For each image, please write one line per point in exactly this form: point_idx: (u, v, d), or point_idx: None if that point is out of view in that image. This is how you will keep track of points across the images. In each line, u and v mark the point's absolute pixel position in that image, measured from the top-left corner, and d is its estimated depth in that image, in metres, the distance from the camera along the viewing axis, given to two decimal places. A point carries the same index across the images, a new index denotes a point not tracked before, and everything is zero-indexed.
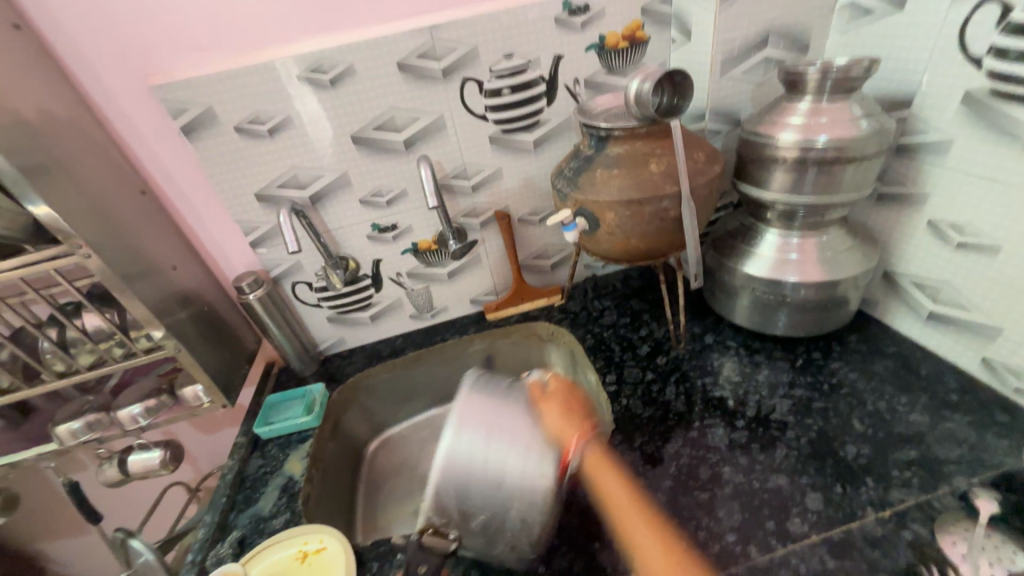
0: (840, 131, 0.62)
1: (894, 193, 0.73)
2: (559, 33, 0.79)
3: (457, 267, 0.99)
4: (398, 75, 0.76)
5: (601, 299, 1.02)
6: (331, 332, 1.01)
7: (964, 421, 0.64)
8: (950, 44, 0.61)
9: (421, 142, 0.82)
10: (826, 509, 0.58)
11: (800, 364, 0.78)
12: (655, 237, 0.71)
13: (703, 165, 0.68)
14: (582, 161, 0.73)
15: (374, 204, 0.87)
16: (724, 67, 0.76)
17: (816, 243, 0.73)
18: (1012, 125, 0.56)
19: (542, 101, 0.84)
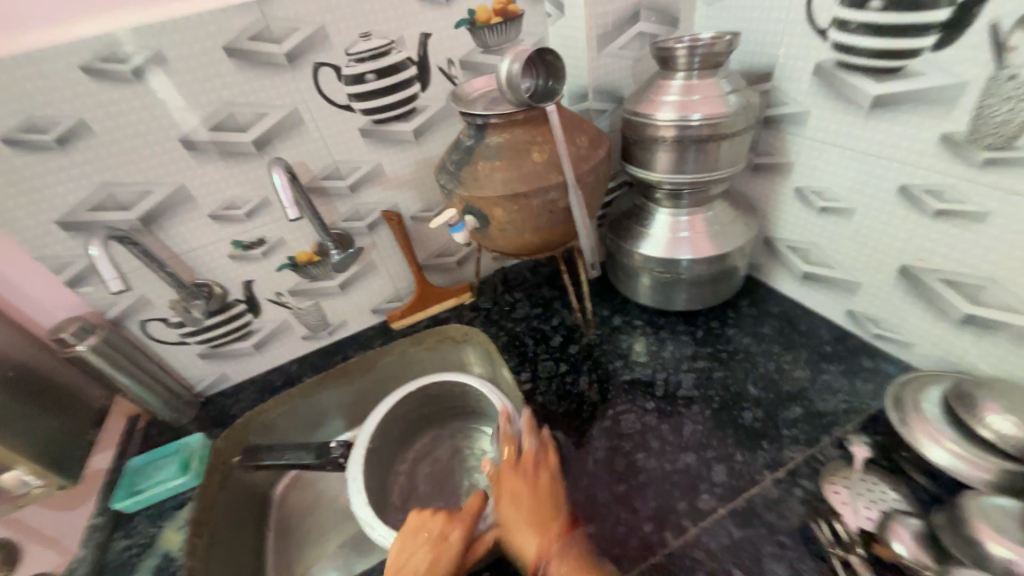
0: (711, 108, 0.62)
1: (766, 163, 0.76)
2: (421, 8, 0.70)
3: (349, 277, 0.89)
4: (229, 62, 0.63)
5: (512, 292, 0.98)
6: (207, 370, 0.87)
7: (837, 371, 0.71)
8: (800, 15, 0.62)
9: (275, 141, 0.70)
10: (730, 479, 0.60)
11: (700, 335, 0.80)
12: (548, 230, 0.67)
13: (587, 150, 0.65)
14: (464, 153, 0.67)
15: (230, 218, 0.73)
16: (601, 43, 0.73)
17: (704, 218, 0.75)
18: (857, 94, 0.59)
19: (415, 86, 0.75)
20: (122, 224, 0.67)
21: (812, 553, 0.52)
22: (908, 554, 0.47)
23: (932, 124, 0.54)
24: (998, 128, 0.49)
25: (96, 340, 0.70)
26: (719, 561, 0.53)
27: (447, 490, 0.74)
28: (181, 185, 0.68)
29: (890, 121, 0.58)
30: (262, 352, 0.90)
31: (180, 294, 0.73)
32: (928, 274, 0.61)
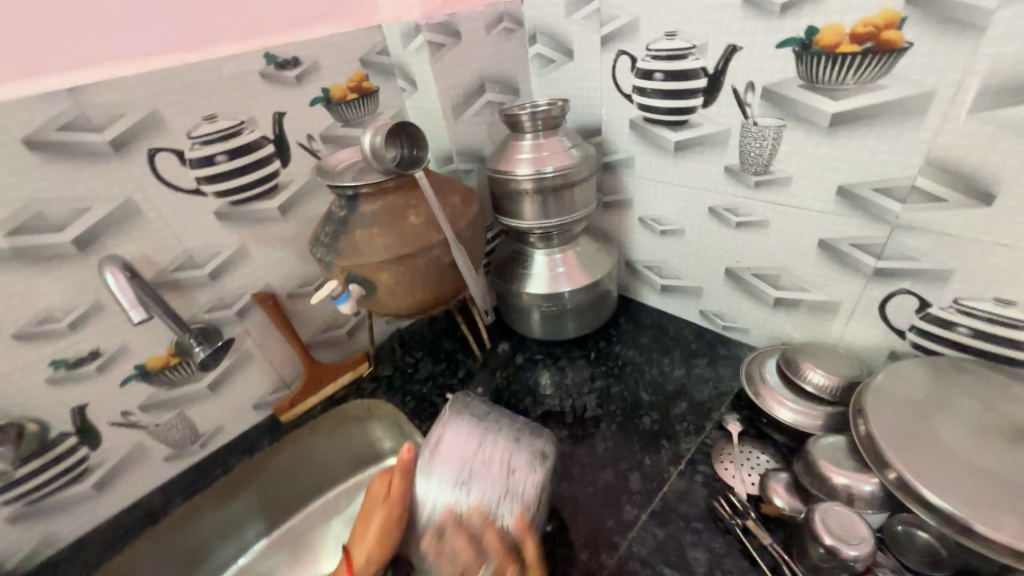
0: (560, 161, 0.72)
1: (613, 200, 0.89)
2: (270, 88, 0.69)
3: (220, 374, 0.78)
4: (31, 156, 0.54)
5: (412, 352, 0.96)
6: (22, 536, 0.66)
7: (704, 363, 0.83)
8: (611, 85, 0.77)
9: (104, 236, 0.61)
10: (645, 484, 0.65)
11: (593, 357, 0.88)
12: (437, 285, 0.68)
13: (460, 208, 0.69)
14: (337, 224, 0.66)
15: (45, 333, 0.60)
16: (455, 113, 0.81)
17: (574, 253, 0.84)
18: (662, 141, 0.75)
19: (275, 163, 0.73)
20: None
21: (721, 529, 0.58)
22: (786, 505, 0.56)
23: (716, 160, 0.70)
24: (756, 160, 0.66)
25: None
26: (652, 565, 0.56)
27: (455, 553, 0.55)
28: None
29: (689, 159, 0.73)
30: (108, 490, 0.72)
31: None
32: (744, 272, 0.77)
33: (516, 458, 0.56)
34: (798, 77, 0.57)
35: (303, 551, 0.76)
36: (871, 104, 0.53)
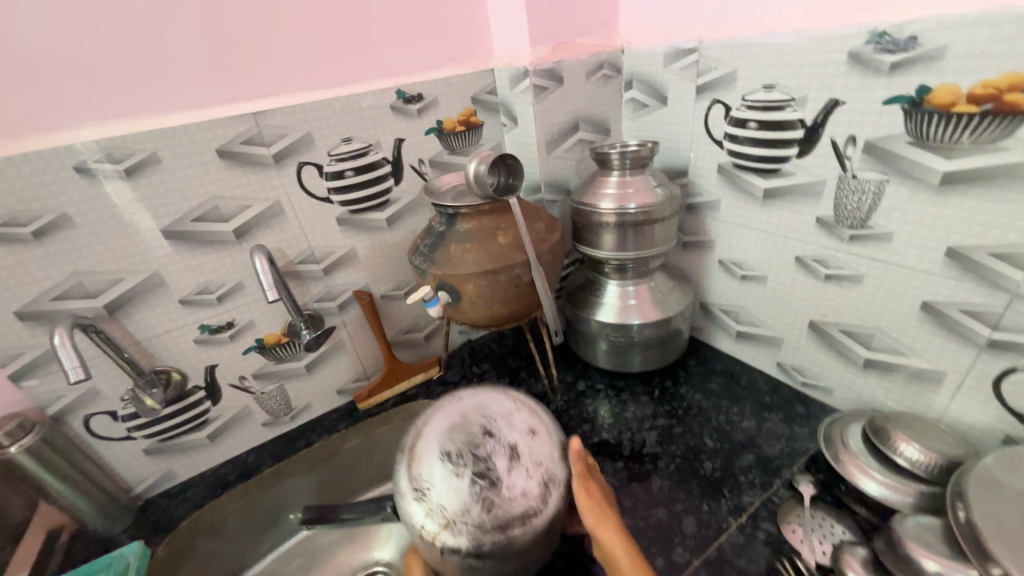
0: (643, 198, 0.76)
1: (693, 241, 0.90)
2: (397, 118, 0.81)
3: (317, 357, 0.89)
4: (219, 162, 0.69)
5: (479, 364, 1.02)
6: (151, 467, 0.80)
7: (777, 418, 0.79)
8: (702, 131, 0.79)
9: (255, 230, 0.75)
10: (700, 530, 0.63)
11: (657, 395, 0.87)
12: (515, 302, 0.74)
13: (544, 234, 0.74)
14: (436, 237, 0.74)
15: (200, 302, 0.74)
16: (549, 147, 0.88)
17: (647, 287, 0.86)
18: (751, 187, 0.75)
19: (389, 181, 0.85)
20: (85, 312, 0.66)
21: None
22: None
23: (808, 209, 0.69)
24: (854, 214, 0.64)
25: (32, 440, 0.64)
26: None
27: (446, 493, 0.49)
28: (155, 272, 0.70)
29: (779, 207, 0.73)
30: (218, 442, 0.85)
31: (136, 381, 0.70)
32: (831, 327, 0.74)
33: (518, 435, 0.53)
34: (906, 133, 0.56)
35: (360, 531, 0.83)
36: (988, 166, 0.51)
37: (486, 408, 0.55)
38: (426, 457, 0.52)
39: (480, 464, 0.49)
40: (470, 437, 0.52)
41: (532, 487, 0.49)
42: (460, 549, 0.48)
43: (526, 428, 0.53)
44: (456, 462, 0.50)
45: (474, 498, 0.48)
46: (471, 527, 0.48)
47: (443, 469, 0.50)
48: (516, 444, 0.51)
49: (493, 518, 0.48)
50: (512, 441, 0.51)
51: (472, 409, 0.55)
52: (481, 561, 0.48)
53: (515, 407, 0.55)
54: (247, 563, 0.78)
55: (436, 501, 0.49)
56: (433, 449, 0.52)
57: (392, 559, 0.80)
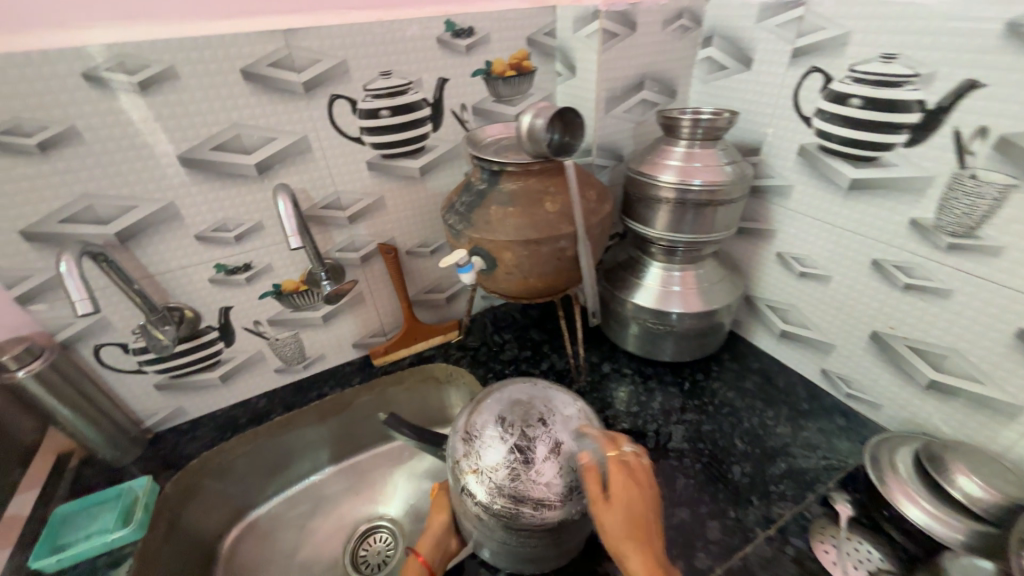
0: (711, 176, 0.67)
1: (751, 228, 0.81)
2: (442, 54, 0.72)
3: (334, 308, 0.85)
4: (244, 85, 0.61)
5: (500, 332, 0.98)
6: (162, 403, 0.78)
7: (815, 428, 0.74)
8: (789, 103, 0.69)
9: (278, 166, 0.68)
10: (724, 537, 0.60)
11: (687, 388, 0.82)
12: (554, 276, 0.68)
13: (596, 204, 0.67)
14: (474, 195, 0.67)
15: (216, 240, 0.69)
16: (608, 106, 0.78)
17: (694, 274, 0.79)
18: (836, 176, 0.66)
19: (427, 126, 0.76)
20: (95, 239, 0.61)
21: None
22: None
23: (901, 208, 0.61)
24: (960, 219, 0.56)
25: (40, 366, 0.61)
26: None
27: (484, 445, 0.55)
28: (170, 202, 0.64)
29: (865, 202, 0.64)
30: (228, 384, 0.83)
31: (148, 316, 0.66)
32: (897, 341, 0.67)
33: (568, 437, 0.55)
34: None
35: (366, 485, 0.84)
36: None
37: (547, 405, 0.58)
38: (485, 410, 0.58)
39: (523, 439, 0.54)
40: (527, 417, 0.56)
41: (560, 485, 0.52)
42: (476, 496, 0.53)
43: (578, 436, 0.55)
44: (506, 429, 0.55)
45: (505, 463, 0.53)
46: (491, 483, 0.52)
47: (493, 429, 0.56)
48: (562, 442, 0.54)
49: (512, 486, 0.52)
50: (559, 439, 0.55)
51: (539, 397, 0.60)
52: (491, 518, 0.53)
53: (575, 414, 0.58)
54: (253, 504, 0.79)
55: (473, 445, 0.55)
56: (493, 409, 0.58)
57: (398, 516, 0.80)
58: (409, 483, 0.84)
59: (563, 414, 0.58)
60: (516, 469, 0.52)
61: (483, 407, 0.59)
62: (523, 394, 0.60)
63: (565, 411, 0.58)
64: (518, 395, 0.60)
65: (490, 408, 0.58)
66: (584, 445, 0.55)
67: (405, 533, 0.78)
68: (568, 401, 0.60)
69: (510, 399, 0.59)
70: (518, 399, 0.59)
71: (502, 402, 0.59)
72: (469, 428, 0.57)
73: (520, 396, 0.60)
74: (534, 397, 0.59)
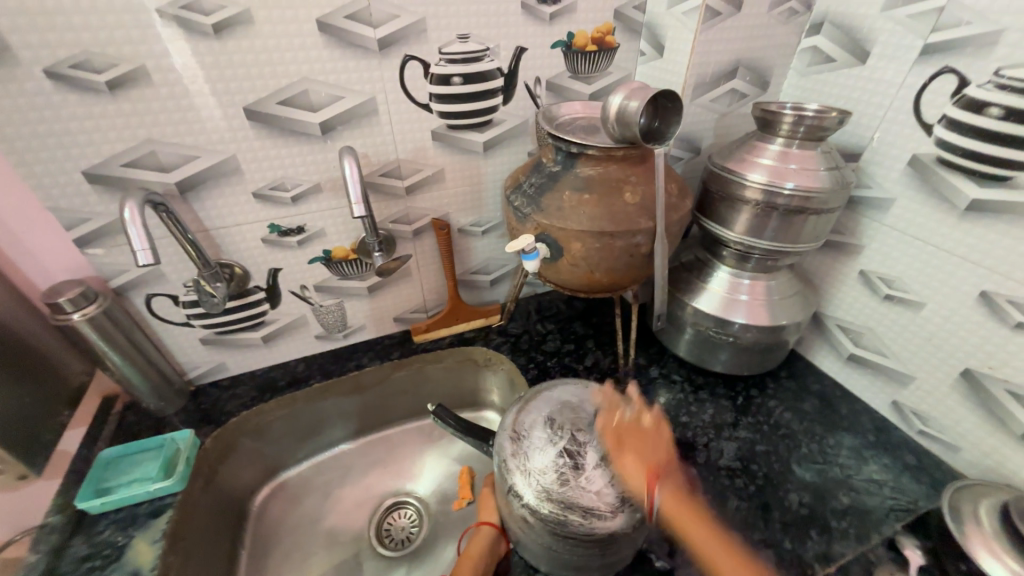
0: (807, 180, 0.61)
1: (834, 241, 0.75)
2: (524, 20, 0.67)
3: (381, 280, 0.82)
4: (318, 37, 0.58)
5: (543, 322, 0.94)
6: (205, 357, 0.78)
7: (881, 463, 0.69)
8: (907, 106, 0.62)
9: (343, 127, 0.65)
10: (778, 569, 0.57)
11: (740, 403, 0.77)
12: (621, 273, 0.63)
13: (677, 200, 0.62)
14: (546, 178, 0.63)
15: (273, 199, 0.67)
16: (695, 92, 0.72)
17: (765, 285, 0.73)
18: (953, 194, 0.59)
19: (498, 98, 0.71)
20: (155, 187, 0.60)
21: None
22: None
23: None
24: None
25: (95, 311, 0.61)
26: None
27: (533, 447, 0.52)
28: (232, 155, 0.61)
29: (984, 227, 0.57)
30: (270, 346, 0.82)
31: (201, 270, 0.64)
32: (993, 384, 0.61)
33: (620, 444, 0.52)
34: None
35: (394, 460, 0.83)
36: None
37: (599, 409, 0.55)
38: (534, 410, 0.56)
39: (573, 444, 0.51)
40: (577, 420, 0.54)
41: (611, 493, 0.48)
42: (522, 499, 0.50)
43: None
44: (555, 431, 0.53)
45: (555, 466, 0.50)
46: (540, 486, 0.49)
47: (543, 430, 0.53)
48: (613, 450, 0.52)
49: (561, 492, 0.48)
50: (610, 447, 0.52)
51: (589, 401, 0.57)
52: (536, 523, 0.49)
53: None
54: (283, 466, 0.79)
55: (522, 445, 0.52)
56: (542, 410, 0.56)
57: (425, 496, 0.79)
58: (440, 464, 0.82)
59: (616, 419, 0.55)
60: (568, 473, 0.49)
61: (533, 406, 0.56)
62: (574, 395, 0.58)
63: (618, 417, 0.55)
64: (568, 396, 0.58)
65: (539, 408, 0.56)
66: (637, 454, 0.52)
67: (432, 514, 0.76)
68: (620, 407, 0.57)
69: (559, 400, 0.57)
70: (568, 401, 0.57)
71: (552, 403, 0.56)
72: (516, 426, 0.55)
73: (570, 398, 0.57)
74: (585, 400, 0.57)
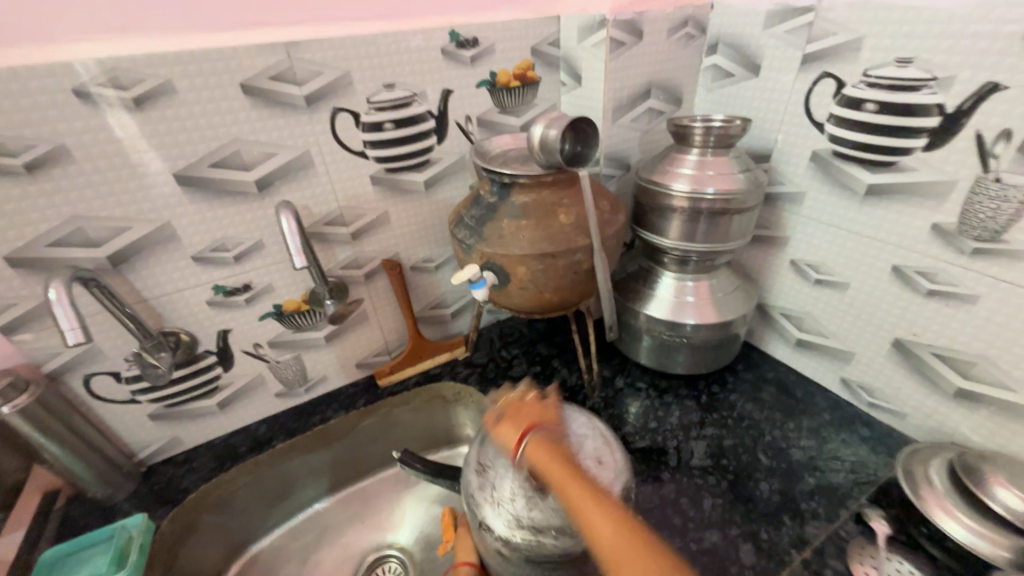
0: (725, 184, 0.66)
1: (763, 236, 0.80)
2: (446, 65, 0.70)
3: (338, 328, 0.82)
4: (243, 99, 0.59)
5: (508, 348, 0.95)
6: (157, 433, 0.74)
7: (840, 439, 0.72)
8: (799, 109, 0.69)
9: (280, 182, 0.65)
10: (758, 560, 0.58)
11: (704, 401, 0.80)
12: (569, 290, 0.65)
13: (610, 215, 0.65)
14: (485, 209, 0.65)
15: (214, 260, 0.66)
16: (615, 115, 0.77)
17: (708, 285, 0.77)
18: (852, 181, 0.65)
19: (431, 138, 0.74)
20: (86, 263, 0.58)
21: None
22: None
23: (922, 214, 0.60)
24: (985, 224, 0.54)
25: (25, 402, 0.57)
26: None
27: (499, 477, 0.51)
28: (166, 222, 0.61)
29: (883, 208, 0.63)
30: (226, 411, 0.79)
31: (142, 343, 0.62)
32: (920, 349, 0.65)
33: (582, 456, 0.52)
34: None
35: (372, 513, 0.80)
36: None
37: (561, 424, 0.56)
38: (496, 438, 0.55)
39: None
40: None
41: None
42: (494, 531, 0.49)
43: (594, 455, 0.52)
44: None
45: (522, 492, 0.49)
46: (509, 515, 0.49)
47: (507, 456, 0.52)
48: (578, 464, 0.51)
49: (532, 516, 0.48)
50: (575, 461, 0.52)
51: None
52: (513, 554, 0.49)
53: (592, 433, 0.55)
54: (252, 539, 0.74)
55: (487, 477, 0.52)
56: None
57: (408, 546, 0.76)
58: (418, 510, 0.79)
59: (581, 430, 0.55)
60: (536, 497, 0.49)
61: (495, 434, 0.56)
62: None
63: (582, 428, 0.56)
64: None
65: None
66: (602, 464, 0.52)
67: (416, 563, 0.73)
68: (582, 417, 0.58)
69: None
70: None
71: None
72: (482, 456, 0.54)
73: None
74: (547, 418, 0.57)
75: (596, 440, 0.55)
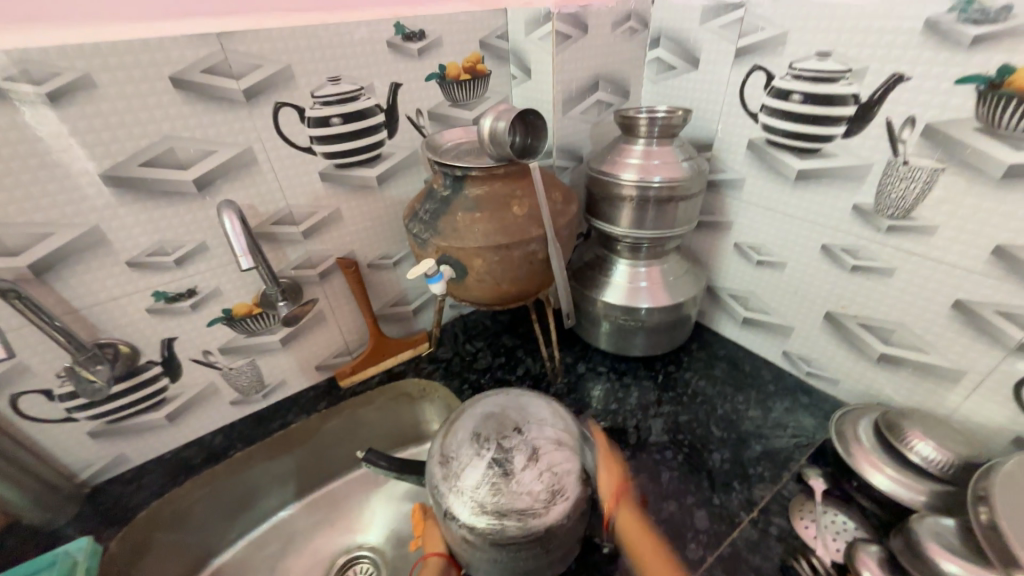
0: (670, 172, 0.69)
1: (709, 221, 0.84)
2: (393, 58, 0.69)
3: (294, 330, 0.79)
4: (175, 94, 0.56)
5: (472, 341, 0.95)
6: (99, 451, 0.70)
7: (783, 408, 0.78)
8: (735, 100, 0.72)
9: (221, 181, 0.63)
10: (712, 524, 0.61)
11: (661, 381, 0.83)
12: (526, 280, 0.66)
13: (562, 206, 0.67)
14: (439, 203, 0.65)
15: (153, 265, 0.62)
16: (565, 107, 0.79)
17: (660, 269, 0.80)
18: (783, 167, 0.70)
19: (382, 133, 0.73)
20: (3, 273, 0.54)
21: None
22: None
23: (844, 195, 0.65)
24: (896, 203, 0.60)
25: None
26: None
27: (463, 467, 0.52)
28: (94, 226, 0.57)
29: (811, 191, 0.68)
30: (177, 423, 0.75)
31: (74, 356, 0.59)
32: (848, 320, 0.71)
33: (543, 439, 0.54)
34: (975, 119, 0.52)
35: (339, 516, 0.78)
36: None
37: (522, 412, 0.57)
38: (458, 430, 0.56)
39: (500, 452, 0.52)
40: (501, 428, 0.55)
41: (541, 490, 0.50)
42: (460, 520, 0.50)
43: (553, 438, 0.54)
44: (481, 444, 0.53)
45: (485, 478, 0.51)
46: (473, 502, 0.50)
47: (470, 447, 0.54)
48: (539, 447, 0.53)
49: (496, 501, 0.49)
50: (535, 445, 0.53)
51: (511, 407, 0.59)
52: (478, 541, 0.50)
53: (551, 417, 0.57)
54: (214, 552, 0.71)
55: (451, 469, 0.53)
56: (467, 427, 0.56)
57: (377, 544, 0.75)
58: (386, 508, 0.78)
59: (541, 416, 0.57)
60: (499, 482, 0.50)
61: (459, 427, 0.57)
62: (497, 403, 0.59)
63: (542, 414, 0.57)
64: (492, 405, 0.59)
65: (463, 426, 0.56)
66: (561, 446, 0.54)
67: (386, 561, 0.73)
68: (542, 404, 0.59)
69: (484, 411, 0.58)
70: (493, 411, 0.58)
71: (477, 418, 0.57)
72: (446, 449, 0.55)
73: (494, 406, 0.59)
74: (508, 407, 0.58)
75: (555, 425, 0.56)
